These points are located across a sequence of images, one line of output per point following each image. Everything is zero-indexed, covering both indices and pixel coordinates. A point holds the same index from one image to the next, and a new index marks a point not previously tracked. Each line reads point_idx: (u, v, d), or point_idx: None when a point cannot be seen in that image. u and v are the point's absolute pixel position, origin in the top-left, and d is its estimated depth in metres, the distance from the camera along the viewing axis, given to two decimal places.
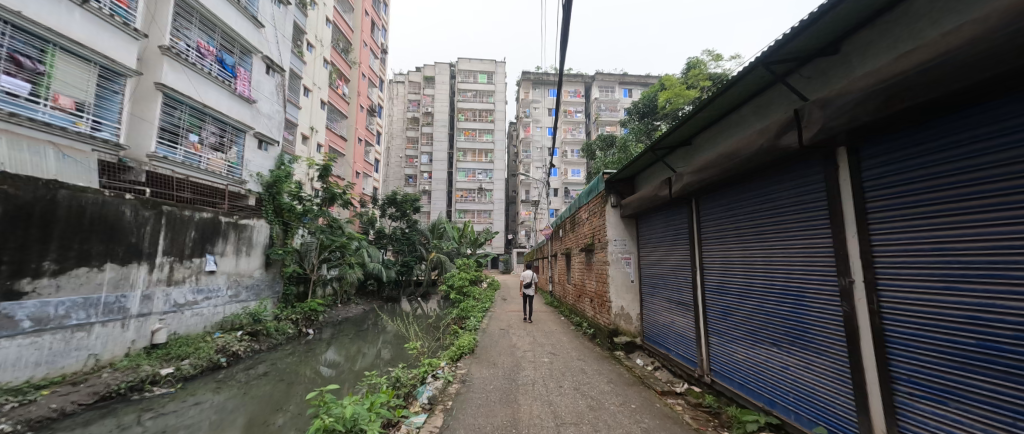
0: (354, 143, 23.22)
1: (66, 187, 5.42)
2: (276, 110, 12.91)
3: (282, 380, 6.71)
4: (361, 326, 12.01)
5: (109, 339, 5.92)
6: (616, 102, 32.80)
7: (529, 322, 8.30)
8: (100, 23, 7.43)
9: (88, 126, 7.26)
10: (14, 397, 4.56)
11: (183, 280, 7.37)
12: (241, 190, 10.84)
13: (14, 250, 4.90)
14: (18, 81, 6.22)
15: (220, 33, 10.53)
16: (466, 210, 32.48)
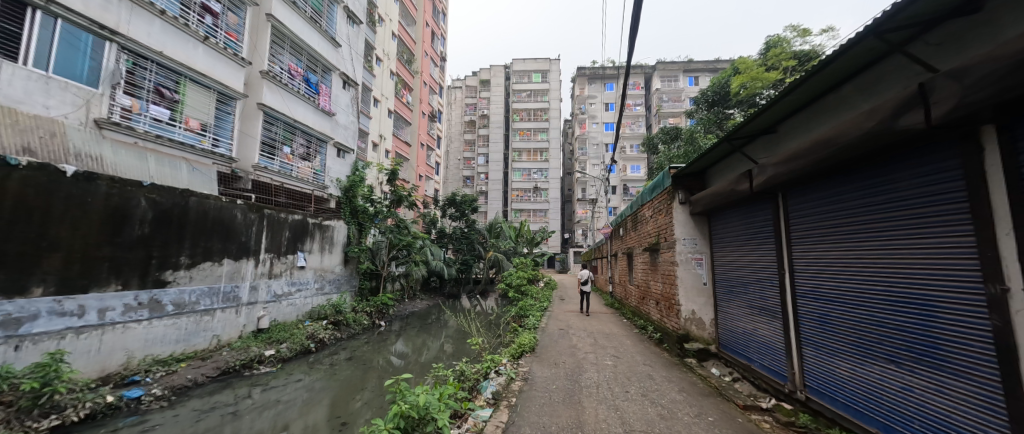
0: (417, 148, 24.66)
1: (196, 195, 6.50)
2: (352, 120, 14.28)
3: (360, 366, 7.40)
4: (425, 320, 12.76)
5: (227, 322, 7.04)
6: (679, 92, 30.69)
7: (586, 314, 9.60)
8: (216, 55, 8.83)
9: (209, 142, 8.73)
10: (163, 367, 5.64)
11: (281, 274, 8.50)
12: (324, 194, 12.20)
13: (159, 247, 5.92)
14: (161, 108, 7.65)
15: (306, 55, 11.92)
16: (523, 209, 32.71)
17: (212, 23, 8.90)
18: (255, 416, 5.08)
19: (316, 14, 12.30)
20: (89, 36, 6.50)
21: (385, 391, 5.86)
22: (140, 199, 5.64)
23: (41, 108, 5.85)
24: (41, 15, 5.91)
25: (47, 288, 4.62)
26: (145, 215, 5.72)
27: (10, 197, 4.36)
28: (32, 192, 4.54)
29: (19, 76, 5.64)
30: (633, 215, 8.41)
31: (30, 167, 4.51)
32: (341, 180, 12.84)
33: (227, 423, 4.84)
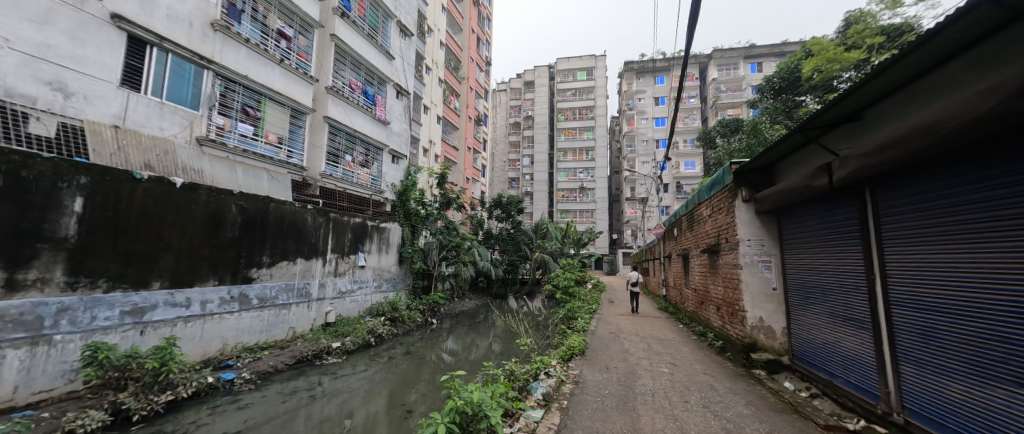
0: (464, 152, 25.39)
1: (274, 202, 7.28)
2: (404, 128, 15.12)
3: (414, 360, 7.77)
4: (474, 319, 13.07)
5: (301, 316, 7.80)
6: (739, 80, 28.37)
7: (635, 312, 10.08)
8: (289, 75, 9.84)
9: (285, 154, 9.70)
10: (250, 354, 6.38)
11: (345, 272, 9.21)
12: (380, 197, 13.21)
13: (246, 247, 6.71)
14: (246, 125, 8.69)
15: (364, 69, 12.84)
16: (569, 210, 32.26)
17: (286, 46, 9.91)
18: (324, 402, 5.55)
19: (372, 30, 13.20)
20: (190, 66, 7.59)
21: (437, 386, 6.11)
22: (231, 206, 6.43)
23: (156, 130, 6.96)
24: (155, 51, 7.04)
25: (163, 283, 5.42)
26: (235, 219, 6.51)
27: (136, 206, 5.13)
28: (152, 201, 5.31)
29: (141, 104, 6.75)
30: (688, 214, 7.94)
31: (151, 182, 5.28)
32: (395, 184, 13.96)
33: (301, 407, 5.34)
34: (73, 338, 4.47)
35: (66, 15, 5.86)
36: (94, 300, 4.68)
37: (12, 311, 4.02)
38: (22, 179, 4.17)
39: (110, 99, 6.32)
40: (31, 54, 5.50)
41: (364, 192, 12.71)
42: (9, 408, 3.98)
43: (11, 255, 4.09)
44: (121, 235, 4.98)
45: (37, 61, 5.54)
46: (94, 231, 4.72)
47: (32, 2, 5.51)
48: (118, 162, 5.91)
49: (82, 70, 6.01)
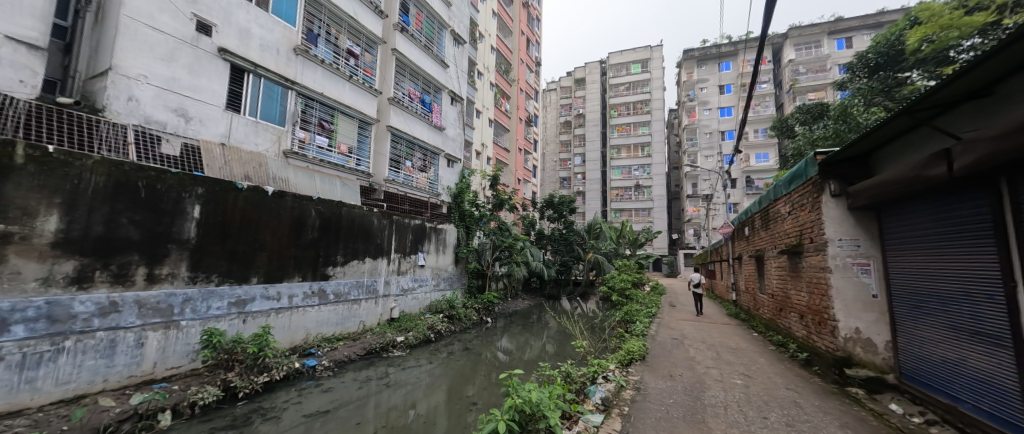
0: (516, 153, 25.62)
1: (346, 206, 7.96)
2: (459, 133, 15.70)
3: (470, 357, 8.03)
4: (528, 319, 13.16)
5: (369, 310, 8.46)
6: (823, 60, 25.15)
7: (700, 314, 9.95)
8: (358, 90, 10.74)
9: (354, 162, 10.60)
10: (327, 344, 7.06)
11: (407, 271, 9.78)
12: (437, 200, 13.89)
13: (324, 247, 7.44)
14: (322, 137, 9.63)
15: (421, 79, 13.59)
16: (623, 209, 31.07)
17: (354, 63, 10.80)
18: (391, 392, 5.95)
19: (428, 41, 13.92)
20: (278, 87, 8.64)
21: (494, 383, 6.27)
22: (311, 210, 7.18)
23: (253, 146, 8.02)
24: (251, 77, 8.12)
25: (259, 278, 6.22)
26: (315, 222, 7.25)
27: (238, 212, 5.94)
28: (250, 207, 6.12)
29: (241, 124, 7.83)
30: (763, 211, 7.20)
31: (249, 190, 6.09)
32: (451, 187, 14.56)
33: (372, 395, 5.77)
34: (194, 324, 5.32)
35: (185, 52, 7.01)
36: (209, 292, 5.51)
37: (152, 300, 4.87)
38: (157, 191, 4.98)
39: (218, 121, 7.43)
40: (162, 87, 6.69)
41: (423, 195, 13.45)
42: (151, 380, 4.84)
43: (150, 253, 4.91)
44: (228, 237, 5.79)
45: (166, 92, 6.72)
46: (208, 234, 5.54)
47: (161, 44, 6.70)
48: (225, 173, 6.92)
49: (198, 97, 7.13)
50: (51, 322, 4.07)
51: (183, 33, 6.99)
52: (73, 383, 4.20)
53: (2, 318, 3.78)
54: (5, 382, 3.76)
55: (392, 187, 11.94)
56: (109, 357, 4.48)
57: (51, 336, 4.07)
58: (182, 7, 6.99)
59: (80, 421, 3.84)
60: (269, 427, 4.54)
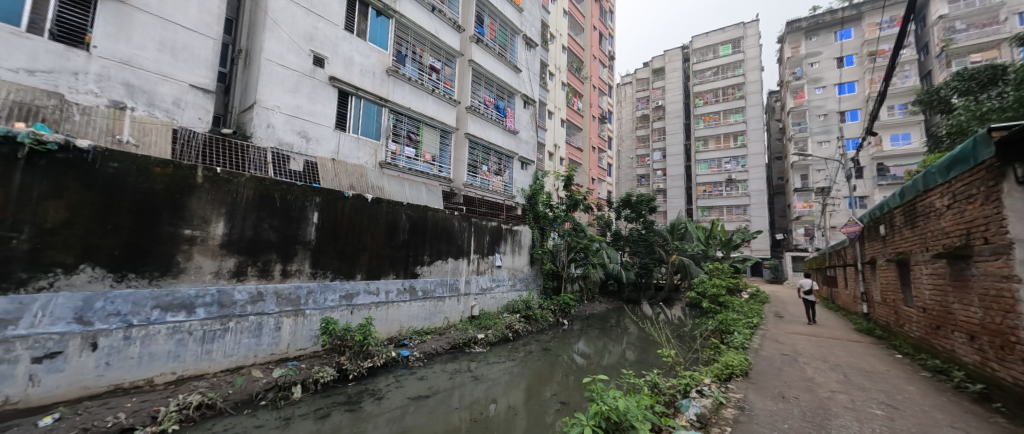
0: (590, 152, 24.96)
1: (431, 210, 8.59)
2: (531, 135, 15.91)
3: (547, 358, 8.04)
4: (605, 323, 12.70)
5: (452, 308, 9.02)
6: (992, 10, 19.71)
7: (813, 323, 8.99)
8: (440, 102, 11.56)
9: (437, 169, 11.42)
10: (418, 337, 7.71)
11: (486, 271, 10.20)
12: (512, 203, 14.24)
13: (413, 248, 8.14)
14: (410, 148, 10.56)
15: (496, 86, 14.09)
16: (712, 207, 28.10)
17: (436, 78, 11.65)
18: (474, 385, 6.25)
19: (502, 48, 14.39)
20: (375, 106, 9.73)
21: (572, 388, 6.15)
22: (403, 214, 7.90)
23: (357, 159, 9.15)
24: (353, 99, 9.28)
25: (362, 275, 7.06)
26: (406, 225, 7.98)
27: (345, 217, 6.82)
28: (354, 213, 6.99)
29: (346, 140, 8.98)
30: (906, 205, 5.86)
31: (353, 198, 6.95)
32: (525, 189, 14.82)
33: (457, 387, 6.13)
34: (315, 312, 6.25)
35: (305, 83, 8.34)
36: (325, 286, 6.44)
37: (285, 291, 5.87)
38: (288, 201, 5.97)
39: (330, 139, 8.65)
40: (289, 114, 8.03)
41: (499, 198, 13.91)
42: (285, 358, 5.81)
43: (283, 252, 5.91)
44: (338, 239, 6.69)
45: (292, 118, 8.06)
46: (323, 236, 6.47)
47: (288, 78, 8.07)
48: (334, 184, 8.03)
49: (315, 120, 8.40)
50: (220, 306, 5.15)
51: (303, 67, 8.33)
52: (235, 356, 5.25)
53: (191, 302, 4.89)
54: (193, 351, 4.86)
55: (470, 191, 12.59)
56: (257, 337, 5.51)
57: (221, 318, 5.15)
58: (303, 46, 8.32)
59: (240, 387, 4.87)
60: (373, 407, 5.11)
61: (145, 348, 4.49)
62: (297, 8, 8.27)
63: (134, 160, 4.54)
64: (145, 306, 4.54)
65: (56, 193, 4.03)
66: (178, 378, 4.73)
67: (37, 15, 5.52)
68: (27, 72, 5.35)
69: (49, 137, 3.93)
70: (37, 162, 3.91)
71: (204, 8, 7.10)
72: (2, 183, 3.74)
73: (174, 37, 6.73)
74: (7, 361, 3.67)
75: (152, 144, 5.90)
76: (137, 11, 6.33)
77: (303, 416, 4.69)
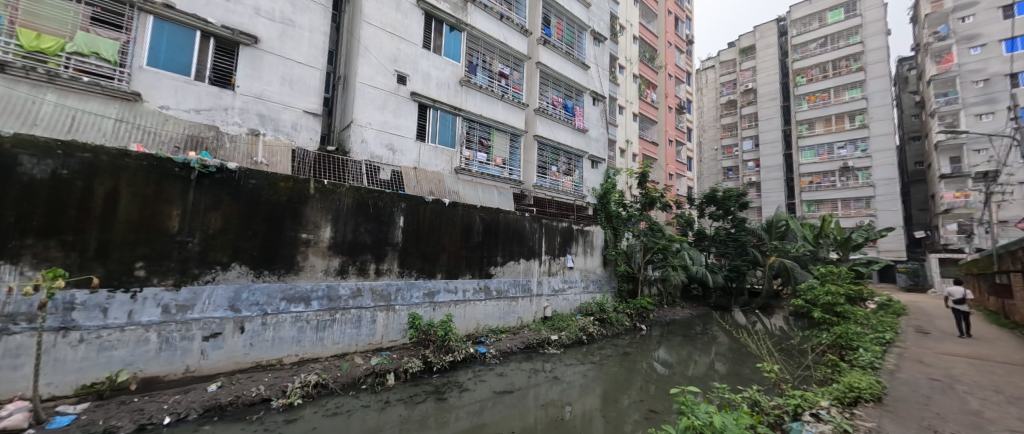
0: (666, 146, 23.31)
1: (503, 212, 8.80)
2: (602, 132, 15.44)
3: (625, 364, 7.68)
4: (689, 330, 11.70)
5: (526, 308, 9.15)
6: None
7: (972, 340, 7.33)
8: (509, 107, 11.84)
9: (508, 172, 11.70)
10: (494, 335, 7.98)
11: (557, 272, 10.13)
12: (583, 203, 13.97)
13: (487, 249, 8.44)
14: (482, 153, 11.00)
15: (563, 86, 13.98)
16: (820, 200, 24.16)
17: (505, 83, 11.97)
18: (549, 386, 6.23)
19: (569, 47, 14.25)
20: (450, 116, 10.33)
21: (652, 398, 5.76)
22: (477, 217, 8.24)
23: (435, 166, 9.82)
24: (431, 111, 9.98)
25: (442, 274, 7.53)
26: (480, 227, 8.30)
27: (426, 220, 7.35)
28: (434, 216, 7.49)
29: (426, 150, 9.69)
30: None
31: (433, 203, 7.45)
32: (596, 188, 14.44)
33: (534, 386, 6.18)
34: (403, 308, 6.84)
35: (391, 100, 9.20)
36: (411, 284, 7.02)
37: (379, 288, 6.54)
38: (378, 207, 6.62)
39: (412, 150, 9.41)
40: (379, 129, 8.92)
41: (569, 199, 13.75)
42: (380, 348, 6.46)
43: (376, 253, 6.58)
44: (420, 241, 7.23)
45: (381, 132, 8.94)
46: (409, 238, 7.06)
47: (377, 97, 8.98)
48: (417, 191, 8.71)
49: (399, 133, 9.23)
50: (329, 300, 5.94)
51: (389, 86, 9.20)
52: (341, 343, 6.00)
53: (308, 295, 5.73)
54: (310, 337, 5.69)
55: (540, 193, 12.65)
56: (358, 328, 6.21)
57: (330, 310, 5.94)
58: (388, 67, 9.20)
59: (346, 371, 5.53)
60: (456, 398, 5.41)
61: (276, 333, 5.37)
62: (383, 33, 9.18)
63: (266, 177, 5.46)
64: (275, 298, 5.43)
65: (216, 206, 5.03)
66: (299, 359, 5.56)
67: (201, 65, 6.92)
68: (194, 111, 6.77)
69: (209, 162, 4.92)
70: (203, 181, 4.92)
71: (312, 44, 8.28)
72: (181, 199, 4.77)
73: (291, 72, 7.97)
74: (187, 337, 4.69)
75: (278, 163, 7.08)
76: (265, 53, 7.63)
77: (398, 401, 5.17)
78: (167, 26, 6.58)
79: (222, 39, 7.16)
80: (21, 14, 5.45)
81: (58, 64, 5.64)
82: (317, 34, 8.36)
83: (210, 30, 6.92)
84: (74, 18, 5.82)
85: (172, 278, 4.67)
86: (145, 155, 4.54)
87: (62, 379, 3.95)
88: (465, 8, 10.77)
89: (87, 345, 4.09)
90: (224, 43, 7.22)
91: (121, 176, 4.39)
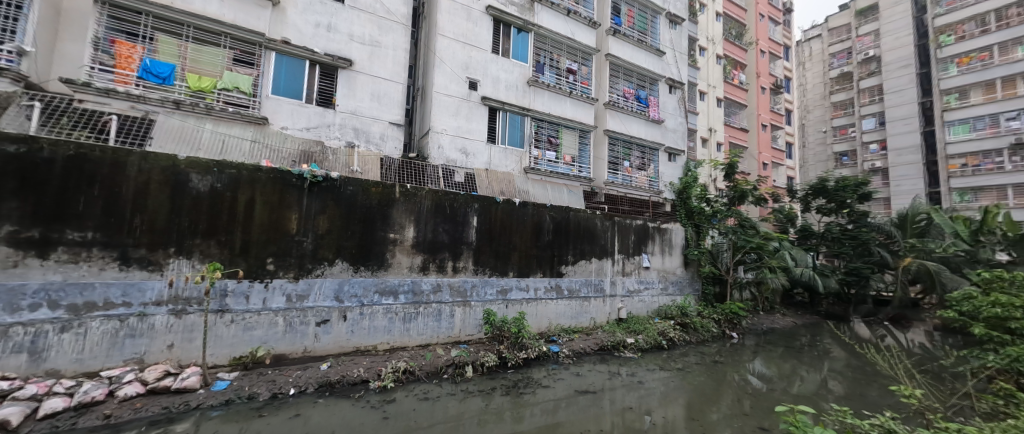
0: (760, 132, 20.70)
1: (573, 211, 8.66)
2: (680, 122, 14.31)
3: (713, 374, 7.00)
4: (793, 341, 10.22)
5: (599, 308, 8.91)
6: None
7: None
8: (578, 103, 11.61)
9: (577, 170, 11.50)
10: (566, 335, 7.90)
11: (632, 272, 9.66)
12: (660, 199, 13.12)
13: (558, 248, 8.39)
14: (550, 152, 10.96)
15: (636, 76, 13.27)
16: (979, 188, 19.24)
17: (573, 79, 11.76)
18: (626, 391, 5.94)
19: (642, 34, 13.49)
20: (519, 117, 10.50)
21: (747, 415, 5.13)
22: (547, 216, 8.24)
23: (506, 167, 10.07)
24: (501, 113, 10.24)
25: (514, 273, 7.69)
26: (550, 226, 8.29)
27: (498, 219, 7.56)
28: (506, 216, 7.67)
29: (496, 151, 9.99)
30: None
31: (504, 203, 7.64)
32: (674, 183, 13.45)
33: (609, 390, 5.97)
34: (479, 304, 7.14)
35: (464, 106, 9.67)
36: (485, 281, 7.29)
37: (457, 284, 6.93)
38: (452, 208, 7.00)
39: (483, 153, 9.78)
40: (453, 134, 9.43)
41: (644, 195, 13.02)
42: (458, 341, 6.84)
43: (453, 251, 6.98)
44: (493, 240, 7.47)
45: (456, 137, 9.44)
46: (482, 238, 7.34)
47: (452, 104, 9.51)
48: (488, 191, 9.03)
49: (472, 137, 9.65)
50: (414, 294, 6.47)
51: (462, 92, 9.67)
52: (425, 334, 6.49)
53: (396, 289, 6.31)
54: (399, 327, 6.25)
55: (613, 190, 12.19)
56: (438, 321, 6.65)
57: (415, 303, 6.46)
58: (461, 74, 9.68)
59: (430, 360, 5.96)
60: (531, 395, 5.48)
61: (371, 322, 6.01)
62: (456, 43, 9.68)
63: (361, 184, 6.13)
64: (370, 291, 6.07)
65: (323, 210, 5.80)
66: (390, 347, 6.15)
67: (309, 90, 8.05)
68: (305, 129, 7.90)
69: (317, 172, 5.70)
70: (313, 189, 5.72)
71: (396, 60, 9.08)
72: (298, 205, 5.60)
73: (379, 88, 8.84)
74: (304, 322, 5.49)
75: (369, 171, 7.92)
76: (358, 73, 8.57)
77: (476, 393, 5.42)
78: (285, 59, 7.79)
79: (325, 65, 8.24)
80: (189, 61, 6.89)
81: (213, 99, 7.04)
82: (400, 51, 9.14)
83: (316, 58, 8.02)
84: (222, 60, 7.19)
85: (293, 272, 5.51)
86: (272, 169, 5.42)
87: (220, 351, 4.93)
88: (532, 8, 10.85)
89: (236, 325, 5.04)
90: (327, 68, 8.29)
91: (256, 187, 5.31)
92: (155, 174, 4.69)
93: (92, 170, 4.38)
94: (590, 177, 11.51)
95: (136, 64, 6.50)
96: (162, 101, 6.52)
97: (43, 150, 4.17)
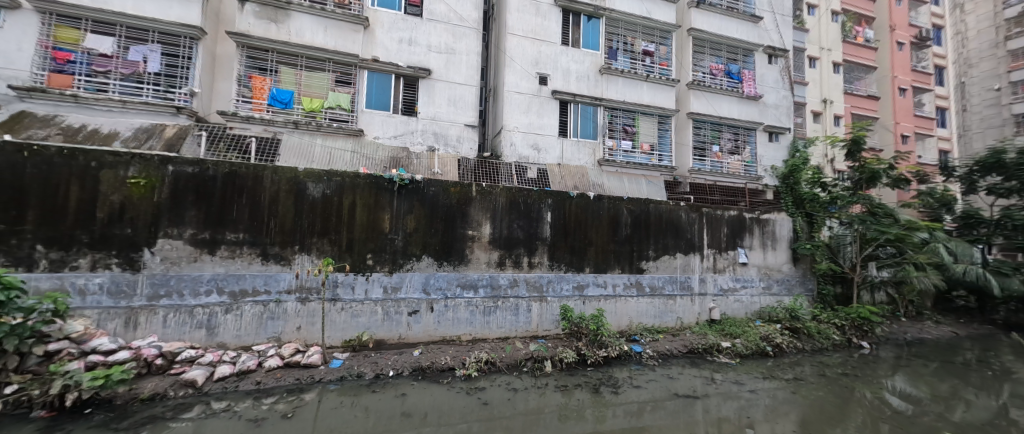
0: (896, 98, 16.90)
1: (653, 202, 8.12)
2: (783, 95, 12.41)
3: (836, 390, 5.96)
4: (953, 356, 8.16)
5: (686, 308, 8.25)
6: None
7: None
8: (657, 86, 10.79)
9: (657, 159, 10.72)
10: (649, 334, 7.46)
11: (725, 269, 8.71)
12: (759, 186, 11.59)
13: (637, 243, 7.96)
14: (627, 142, 10.40)
15: (725, 49, 11.86)
16: None
17: (651, 61, 10.95)
18: (722, 400, 5.39)
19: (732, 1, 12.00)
20: (592, 108, 10.17)
21: None
22: (624, 209, 7.86)
23: (579, 160, 9.86)
24: (573, 106, 10.03)
25: (591, 268, 7.51)
26: (628, 220, 7.90)
27: (573, 215, 7.45)
28: (580, 211, 7.52)
29: (569, 145, 9.83)
30: None
31: (579, 198, 7.49)
32: (777, 167, 11.72)
33: (702, 396, 5.48)
34: (556, 300, 7.15)
35: (536, 102, 9.70)
36: (562, 277, 7.25)
37: (533, 279, 7.02)
38: (526, 204, 7.08)
39: (556, 147, 9.71)
40: (526, 131, 9.53)
41: (738, 182, 11.62)
42: (536, 335, 6.94)
43: (528, 247, 7.07)
44: (568, 235, 7.38)
45: (528, 134, 9.53)
46: (557, 233, 7.30)
47: (524, 101, 9.60)
48: (562, 186, 8.98)
49: (544, 133, 9.65)
50: (492, 288, 6.73)
51: (533, 89, 9.71)
52: (504, 327, 6.71)
53: (476, 283, 6.63)
54: (480, 319, 6.57)
55: (699, 178, 11.13)
56: (516, 315, 6.82)
57: (493, 297, 6.71)
58: (531, 71, 9.71)
59: (510, 353, 6.16)
60: (614, 394, 5.31)
61: (455, 314, 6.42)
62: (526, 40, 9.74)
63: (441, 184, 6.56)
64: (453, 284, 6.49)
65: (410, 210, 6.34)
66: (473, 338, 6.51)
67: (395, 101, 8.85)
68: (393, 137, 8.72)
69: (405, 176, 6.24)
70: (401, 191, 6.28)
71: (470, 65, 9.49)
72: (389, 206, 6.22)
73: (455, 93, 9.33)
74: (398, 312, 6.09)
75: (448, 172, 8.44)
76: (436, 81, 9.16)
77: (557, 388, 5.43)
78: (375, 75, 8.68)
79: (408, 77, 8.98)
80: (303, 87, 8.08)
81: (322, 117, 8.17)
82: (473, 55, 9.51)
83: (400, 71, 8.79)
84: (326, 83, 8.27)
85: (387, 267, 6.14)
86: (368, 176, 6.09)
87: (335, 334, 5.74)
88: None
89: (346, 312, 5.82)
90: (410, 79, 9.02)
91: (357, 191, 6.02)
92: (283, 184, 5.62)
93: (240, 184, 5.41)
94: (672, 165, 10.64)
95: (266, 93, 7.84)
96: (285, 123, 7.79)
97: (209, 169, 5.28)
